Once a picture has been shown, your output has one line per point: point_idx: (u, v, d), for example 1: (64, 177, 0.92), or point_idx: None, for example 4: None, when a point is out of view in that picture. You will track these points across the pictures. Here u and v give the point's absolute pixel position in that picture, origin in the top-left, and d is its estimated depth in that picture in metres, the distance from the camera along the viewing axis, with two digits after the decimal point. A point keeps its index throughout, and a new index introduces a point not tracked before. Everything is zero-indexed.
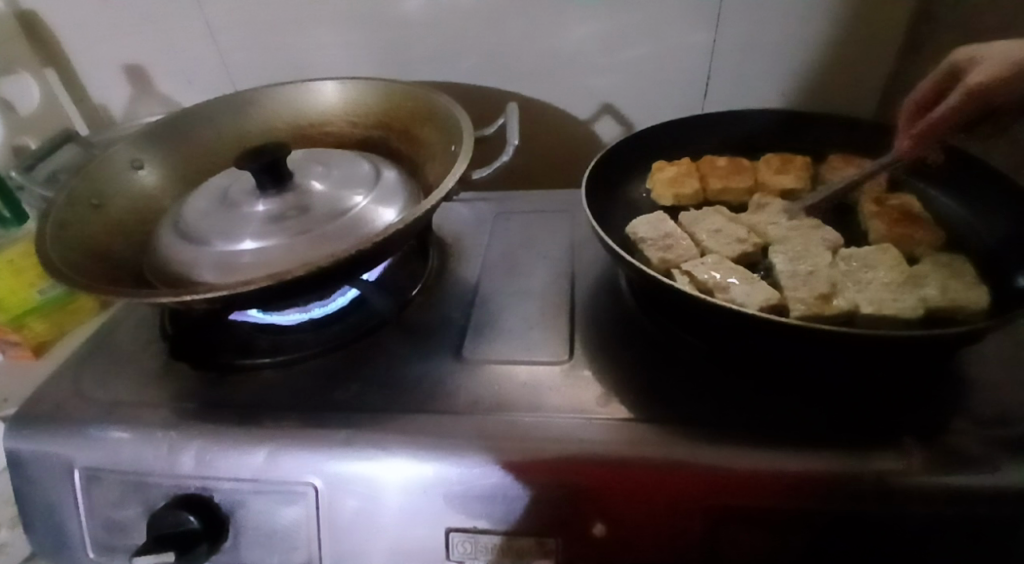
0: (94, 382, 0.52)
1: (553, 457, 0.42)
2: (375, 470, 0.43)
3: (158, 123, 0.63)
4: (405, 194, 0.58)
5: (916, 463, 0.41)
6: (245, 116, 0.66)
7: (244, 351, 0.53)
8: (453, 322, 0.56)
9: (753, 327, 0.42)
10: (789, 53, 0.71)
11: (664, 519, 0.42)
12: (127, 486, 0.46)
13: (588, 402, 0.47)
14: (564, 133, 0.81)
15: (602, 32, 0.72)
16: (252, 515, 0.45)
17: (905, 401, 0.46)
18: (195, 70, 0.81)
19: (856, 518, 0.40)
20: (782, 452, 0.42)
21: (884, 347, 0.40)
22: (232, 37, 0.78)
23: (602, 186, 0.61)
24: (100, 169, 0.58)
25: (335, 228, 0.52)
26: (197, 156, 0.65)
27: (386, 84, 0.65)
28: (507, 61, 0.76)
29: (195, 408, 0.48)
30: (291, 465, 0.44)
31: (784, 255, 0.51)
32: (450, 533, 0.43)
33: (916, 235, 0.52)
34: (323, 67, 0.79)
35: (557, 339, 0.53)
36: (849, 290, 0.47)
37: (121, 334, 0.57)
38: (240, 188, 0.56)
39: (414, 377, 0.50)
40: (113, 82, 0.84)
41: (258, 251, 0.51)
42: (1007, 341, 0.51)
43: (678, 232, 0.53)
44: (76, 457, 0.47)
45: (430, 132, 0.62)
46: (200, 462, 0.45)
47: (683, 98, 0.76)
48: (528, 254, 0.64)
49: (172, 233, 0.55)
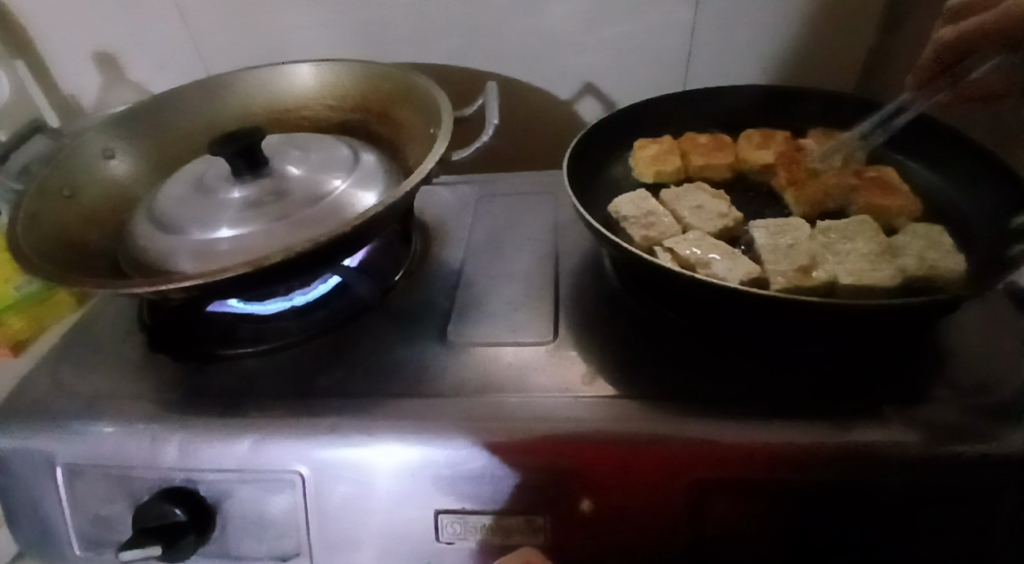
0: (74, 376, 0.51)
1: (540, 436, 0.42)
2: (362, 455, 0.43)
3: (130, 110, 0.62)
4: (384, 177, 0.57)
5: (896, 431, 0.41)
6: (219, 102, 0.65)
7: (226, 340, 0.52)
8: (438, 306, 0.55)
9: (736, 302, 0.42)
10: (769, 28, 0.71)
11: (651, 495, 0.42)
12: (111, 480, 0.46)
13: (574, 380, 0.47)
14: (545, 114, 0.80)
15: (581, 10, 0.72)
16: (239, 505, 0.45)
17: (885, 372, 0.46)
18: (167, 56, 0.79)
19: (838, 487, 0.41)
20: (766, 425, 0.42)
21: (866, 318, 0.40)
22: (203, 21, 0.76)
23: (583, 165, 0.61)
24: (71, 160, 0.56)
25: (315, 213, 0.51)
26: (171, 144, 0.64)
27: (362, 66, 0.64)
28: (486, 42, 0.75)
29: (177, 399, 0.47)
30: (276, 454, 0.44)
31: (765, 229, 0.51)
32: (439, 515, 0.43)
33: (894, 205, 0.52)
34: (299, 51, 0.77)
35: (542, 320, 0.53)
36: (829, 262, 0.48)
37: (100, 327, 0.57)
38: (215, 175, 0.55)
39: (398, 361, 0.50)
40: (84, 70, 0.82)
41: (236, 238, 0.50)
42: (985, 309, 0.52)
43: (660, 210, 0.53)
44: (57, 453, 0.46)
45: (408, 114, 0.61)
46: (183, 453, 0.44)
47: (664, 76, 0.76)
48: (511, 235, 0.64)
49: (147, 222, 0.54)
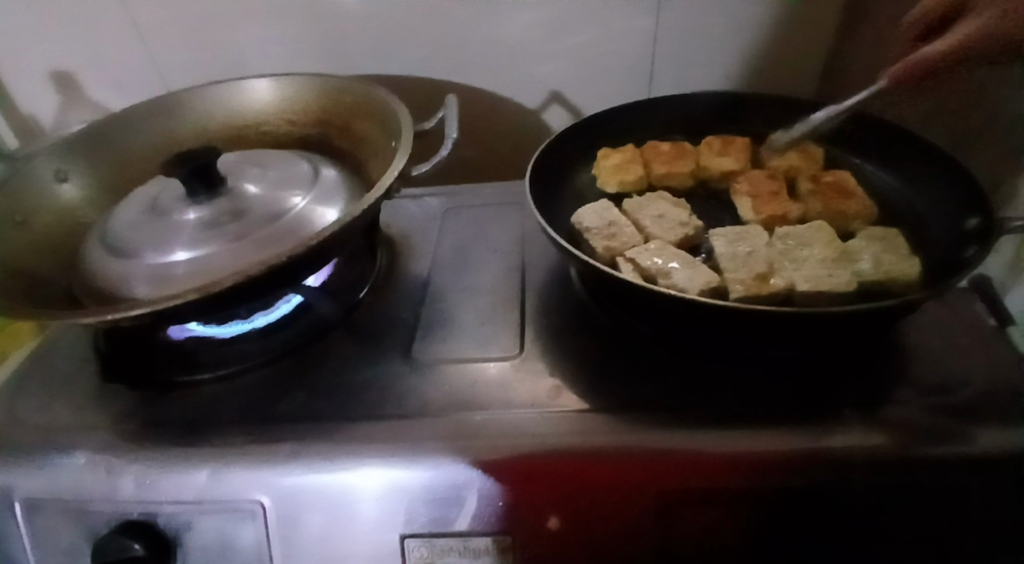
0: (29, 409, 0.50)
1: (505, 455, 0.42)
2: (325, 480, 0.42)
3: (84, 132, 0.60)
4: (346, 193, 0.56)
5: (859, 437, 0.41)
6: (177, 120, 0.64)
7: (186, 365, 0.51)
8: (403, 322, 0.55)
9: (696, 312, 0.42)
10: (731, 33, 0.71)
11: (619, 510, 0.42)
12: (68, 516, 0.44)
13: (539, 395, 0.47)
14: (512, 123, 0.80)
15: (543, 19, 0.71)
16: (201, 535, 0.44)
17: (847, 376, 0.46)
18: (126, 74, 0.78)
19: (803, 497, 0.41)
20: (730, 434, 0.42)
21: (824, 324, 0.40)
22: (161, 37, 0.75)
23: (547, 175, 0.60)
24: (22, 184, 0.55)
25: (273, 232, 0.51)
26: (127, 164, 0.62)
27: (322, 80, 0.63)
28: (449, 52, 0.74)
29: (135, 430, 0.46)
30: (236, 483, 0.43)
31: (725, 237, 0.51)
32: (405, 539, 0.42)
33: (850, 210, 0.53)
34: (260, 65, 0.76)
35: (508, 334, 0.53)
36: (787, 269, 0.48)
37: (57, 356, 0.55)
38: (170, 196, 0.54)
39: (363, 382, 0.49)
40: (40, 90, 0.80)
41: (193, 261, 0.49)
42: (947, 308, 0.52)
43: (622, 220, 0.53)
44: (10, 487, 0.45)
45: (368, 128, 0.60)
46: (141, 486, 0.43)
47: (629, 83, 0.76)
48: (478, 247, 0.63)
49: (101, 247, 0.53)
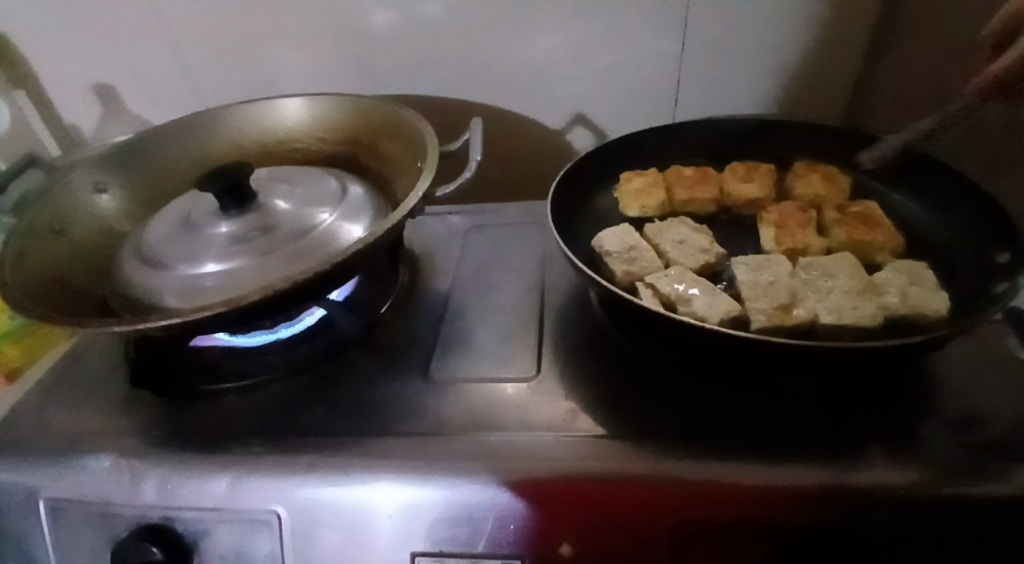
0: (58, 412, 0.51)
1: (519, 477, 0.42)
2: (340, 496, 0.43)
3: (123, 145, 0.62)
4: (371, 210, 0.57)
5: (882, 474, 0.41)
6: (212, 135, 0.66)
7: (210, 375, 0.52)
8: (423, 340, 0.55)
9: (714, 341, 0.42)
10: (757, 59, 0.71)
11: (631, 537, 0.41)
12: (90, 518, 0.46)
13: (555, 418, 0.47)
14: (537, 143, 0.81)
15: (570, 43, 0.72)
16: (218, 544, 0.44)
17: (870, 410, 0.46)
18: (165, 88, 0.81)
19: (821, 532, 0.40)
20: (748, 466, 0.42)
21: (844, 358, 0.40)
22: (199, 54, 0.77)
23: (570, 198, 0.61)
24: (61, 196, 0.57)
25: (300, 248, 0.52)
26: (164, 177, 0.64)
27: (352, 100, 0.65)
28: (477, 74, 0.75)
29: (159, 437, 0.47)
30: (254, 493, 0.44)
31: (747, 265, 0.51)
32: (417, 557, 0.43)
33: (876, 241, 0.53)
34: (293, 82, 0.78)
35: (526, 355, 0.53)
36: (809, 299, 0.47)
37: (88, 361, 0.57)
38: (202, 210, 0.55)
39: (381, 398, 0.50)
40: (82, 102, 0.83)
41: (222, 274, 0.50)
42: (976, 343, 0.51)
43: (643, 245, 0.53)
44: (38, 488, 0.46)
45: (396, 147, 0.61)
46: (162, 492, 0.44)
47: (654, 106, 0.76)
48: (499, 267, 0.64)
49: (135, 258, 0.54)
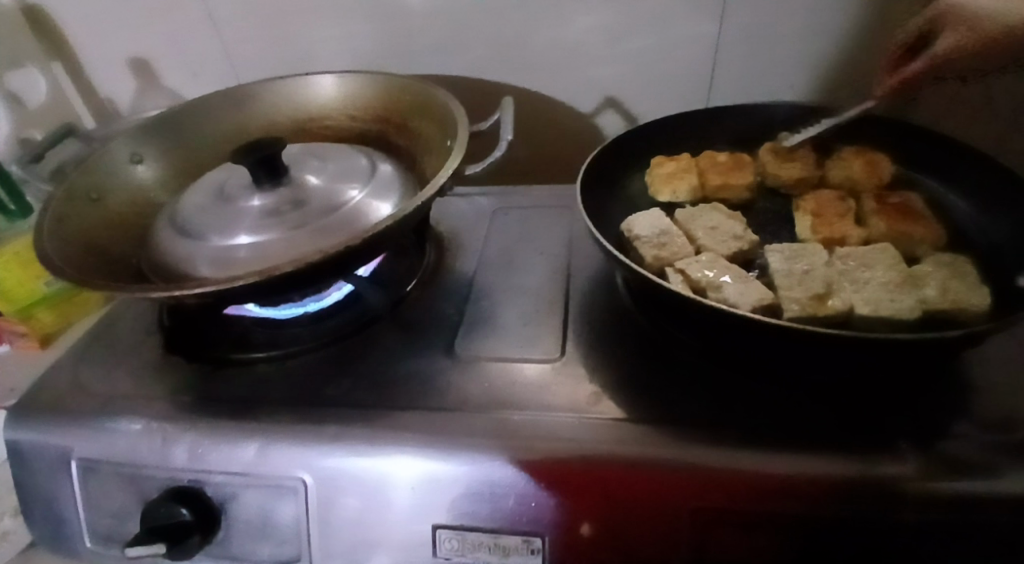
0: (92, 375, 0.52)
1: (543, 456, 0.42)
2: (365, 466, 0.44)
3: (159, 118, 0.63)
4: (401, 188, 0.58)
5: (913, 469, 0.40)
6: (246, 110, 0.66)
7: (240, 345, 0.53)
8: (448, 318, 0.55)
9: (745, 328, 0.42)
10: (795, 46, 0.70)
11: (652, 520, 0.41)
12: (122, 478, 0.47)
13: (578, 400, 0.47)
14: (567, 127, 0.80)
15: (605, 25, 0.72)
16: (245, 508, 0.45)
17: (900, 404, 0.45)
18: (199, 64, 0.81)
19: (847, 524, 0.40)
20: (775, 456, 0.41)
21: (879, 350, 0.39)
22: (233, 31, 0.78)
23: (600, 182, 0.61)
24: (99, 166, 0.58)
25: (331, 223, 0.52)
26: (198, 151, 0.65)
27: (384, 77, 0.65)
28: (509, 54, 0.75)
29: (190, 402, 0.48)
30: (280, 460, 0.44)
31: (781, 254, 0.50)
32: (437, 530, 0.43)
33: (916, 233, 0.51)
34: (326, 59, 0.79)
35: (550, 336, 0.53)
36: (845, 291, 0.47)
37: (121, 327, 0.58)
38: (236, 183, 0.56)
39: (406, 372, 0.50)
40: (120, 76, 0.84)
41: (254, 246, 0.51)
42: (1013, 340, 0.50)
43: (674, 230, 0.53)
44: (72, 447, 0.47)
45: (427, 126, 0.61)
46: (193, 456, 0.45)
47: (687, 92, 0.75)
48: (526, 249, 0.64)
49: (170, 228, 0.55)
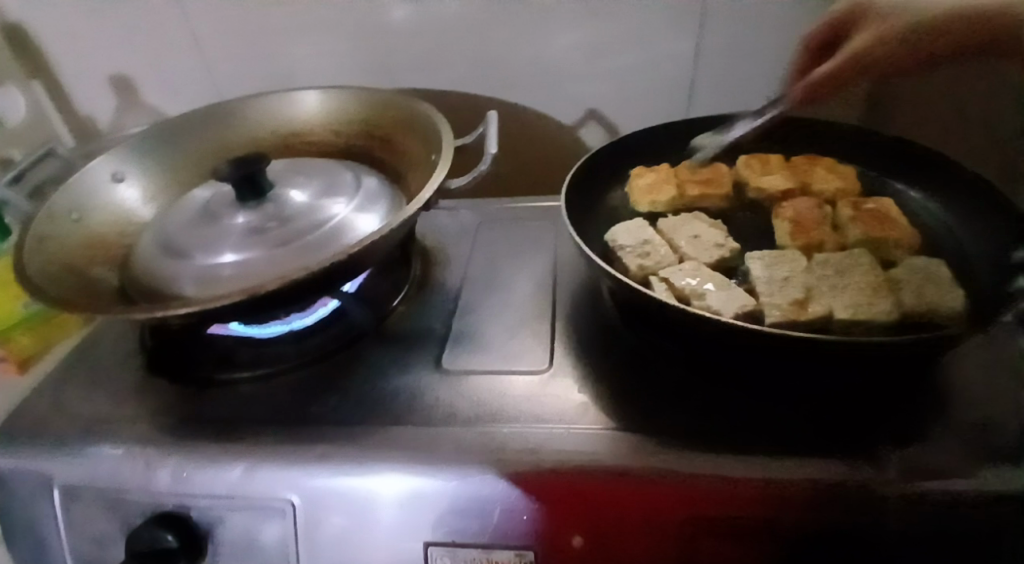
0: (73, 398, 0.52)
1: (530, 470, 0.42)
2: (353, 485, 0.43)
3: (141, 136, 0.63)
4: (385, 202, 0.58)
5: (896, 472, 0.40)
6: (229, 128, 0.66)
7: (224, 363, 0.52)
8: (435, 333, 0.55)
9: (728, 337, 0.42)
10: (773, 57, 0.71)
11: (643, 531, 0.41)
12: (105, 503, 0.46)
13: (568, 412, 0.47)
14: (550, 140, 0.81)
15: (585, 39, 0.72)
16: (231, 531, 0.45)
17: (884, 409, 0.45)
18: (180, 81, 0.81)
19: (836, 530, 0.40)
20: (764, 463, 0.41)
21: (860, 355, 0.40)
22: (215, 48, 0.78)
23: (584, 193, 0.61)
24: (78, 185, 0.57)
25: (316, 239, 0.52)
26: (180, 168, 0.64)
27: (367, 93, 0.65)
28: (491, 69, 0.76)
29: (174, 423, 0.48)
30: (267, 481, 0.44)
31: (762, 262, 0.51)
32: (427, 547, 0.43)
33: (893, 238, 0.52)
34: (308, 76, 0.79)
35: (538, 348, 0.53)
36: (824, 295, 0.47)
37: (104, 348, 0.57)
38: (219, 201, 0.56)
39: (393, 389, 0.50)
40: (100, 94, 0.84)
41: (238, 264, 0.51)
42: (992, 344, 0.51)
43: (656, 240, 0.53)
44: (54, 473, 0.47)
45: (410, 141, 0.62)
46: (176, 479, 0.45)
47: (668, 103, 0.76)
48: (511, 261, 0.64)
49: (153, 248, 0.55)
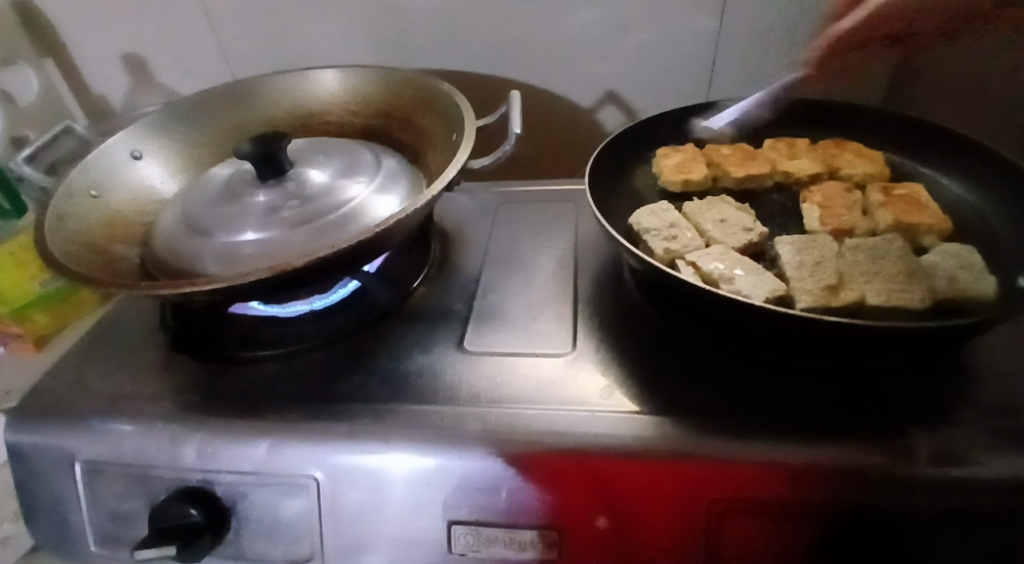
0: (95, 375, 0.52)
1: (554, 451, 0.42)
2: (378, 463, 0.43)
3: (159, 114, 0.62)
4: (406, 182, 0.57)
5: (925, 456, 0.40)
6: (247, 107, 0.65)
7: (246, 342, 0.52)
8: (456, 313, 0.55)
9: (759, 319, 0.42)
10: (795, 40, 0.70)
11: (669, 512, 0.42)
12: (129, 479, 0.46)
13: (592, 394, 0.46)
14: (567, 122, 0.80)
15: (605, 20, 0.72)
16: (256, 508, 0.45)
17: (911, 393, 0.45)
18: (195, 61, 0.80)
19: (864, 513, 0.40)
20: (792, 446, 0.41)
21: (892, 337, 0.40)
22: (230, 26, 0.77)
23: (605, 175, 0.61)
24: (98, 163, 0.57)
25: (338, 218, 0.52)
26: (197, 148, 0.64)
27: (385, 73, 0.65)
28: (509, 49, 0.75)
29: (197, 400, 0.48)
30: (293, 458, 0.44)
31: (791, 246, 0.51)
32: (452, 525, 0.43)
33: (923, 223, 0.52)
34: (324, 55, 0.78)
35: (560, 331, 0.53)
36: (857, 282, 0.47)
37: (124, 327, 0.57)
38: (240, 179, 0.55)
39: (415, 369, 0.50)
40: (113, 73, 0.83)
41: (260, 242, 0.50)
42: (1018, 330, 0.50)
43: (682, 223, 0.53)
44: (78, 449, 0.47)
45: (430, 121, 0.61)
46: (202, 455, 0.45)
47: (687, 86, 0.75)
48: (531, 243, 0.64)
49: (174, 226, 0.54)
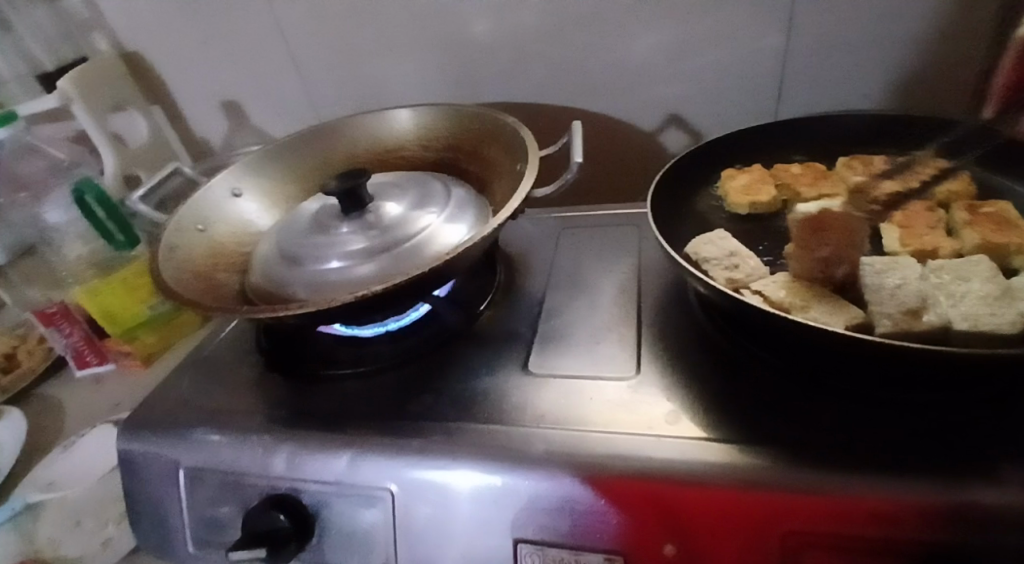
0: (196, 390, 0.57)
1: (618, 475, 0.43)
2: (450, 480, 0.46)
3: (253, 154, 0.69)
4: (474, 211, 0.60)
5: (1009, 490, 0.39)
6: (330, 145, 0.71)
7: (329, 361, 0.57)
8: (522, 335, 0.58)
9: (829, 344, 0.42)
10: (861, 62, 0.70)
11: (739, 540, 0.42)
12: (225, 485, 0.50)
13: (656, 419, 0.47)
14: (631, 148, 0.82)
15: (666, 50, 0.74)
16: (338, 516, 0.48)
17: (994, 424, 0.44)
18: (283, 102, 0.87)
19: (945, 548, 0.39)
20: (865, 476, 0.41)
21: (970, 365, 0.39)
22: (314, 69, 0.83)
23: (667, 201, 0.62)
24: (202, 199, 0.63)
25: (413, 247, 0.55)
26: (286, 183, 0.70)
27: (455, 109, 0.69)
28: (573, 80, 0.78)
29: (286, 414, 0.52)
30: (373, 471, 0.47)
31: (870, 269, 0.50)
32: (518, 544, 0.45)
33: (1013, 243, 0.51)
34: (399, 92, 0.83)
35: (622, 354, 0.54)
36: (942, 306, 0.46)
37: (220, 347, 0.63)
38: (326, 212, 0.60)
39: (483, 388, 0.52)
40: (212, 116, 0.91)
41: (343, 270, 0.55)
42: None
43: (744, 252, 0.54)
44: (181, 457, 0.52)
45: (497, 152, 0.64)
46: (291, 465, 0.49)
47: (751, 110, 0.76)
48: (595, 268, 0.65)
49: (267, 256, 0.60)
